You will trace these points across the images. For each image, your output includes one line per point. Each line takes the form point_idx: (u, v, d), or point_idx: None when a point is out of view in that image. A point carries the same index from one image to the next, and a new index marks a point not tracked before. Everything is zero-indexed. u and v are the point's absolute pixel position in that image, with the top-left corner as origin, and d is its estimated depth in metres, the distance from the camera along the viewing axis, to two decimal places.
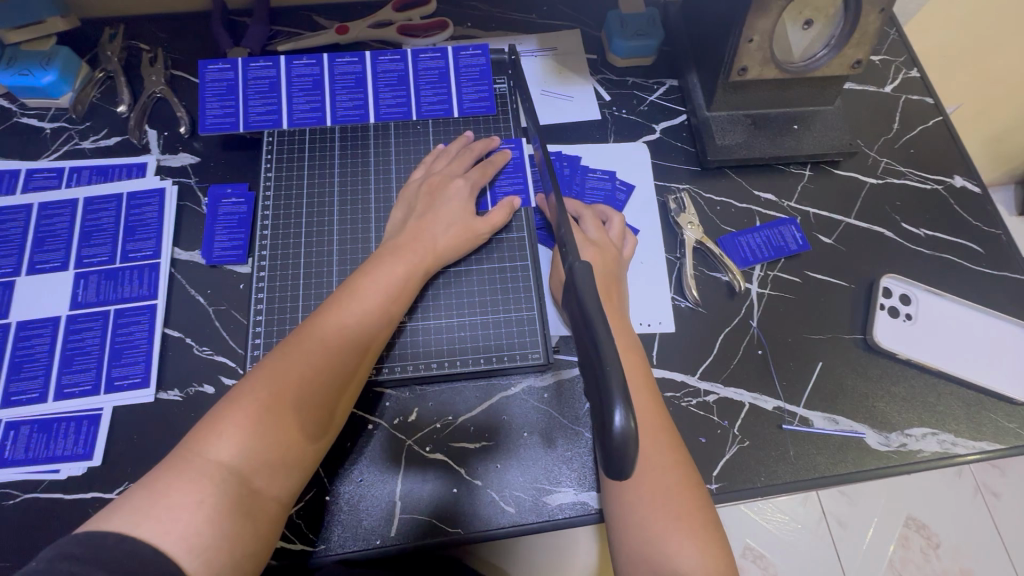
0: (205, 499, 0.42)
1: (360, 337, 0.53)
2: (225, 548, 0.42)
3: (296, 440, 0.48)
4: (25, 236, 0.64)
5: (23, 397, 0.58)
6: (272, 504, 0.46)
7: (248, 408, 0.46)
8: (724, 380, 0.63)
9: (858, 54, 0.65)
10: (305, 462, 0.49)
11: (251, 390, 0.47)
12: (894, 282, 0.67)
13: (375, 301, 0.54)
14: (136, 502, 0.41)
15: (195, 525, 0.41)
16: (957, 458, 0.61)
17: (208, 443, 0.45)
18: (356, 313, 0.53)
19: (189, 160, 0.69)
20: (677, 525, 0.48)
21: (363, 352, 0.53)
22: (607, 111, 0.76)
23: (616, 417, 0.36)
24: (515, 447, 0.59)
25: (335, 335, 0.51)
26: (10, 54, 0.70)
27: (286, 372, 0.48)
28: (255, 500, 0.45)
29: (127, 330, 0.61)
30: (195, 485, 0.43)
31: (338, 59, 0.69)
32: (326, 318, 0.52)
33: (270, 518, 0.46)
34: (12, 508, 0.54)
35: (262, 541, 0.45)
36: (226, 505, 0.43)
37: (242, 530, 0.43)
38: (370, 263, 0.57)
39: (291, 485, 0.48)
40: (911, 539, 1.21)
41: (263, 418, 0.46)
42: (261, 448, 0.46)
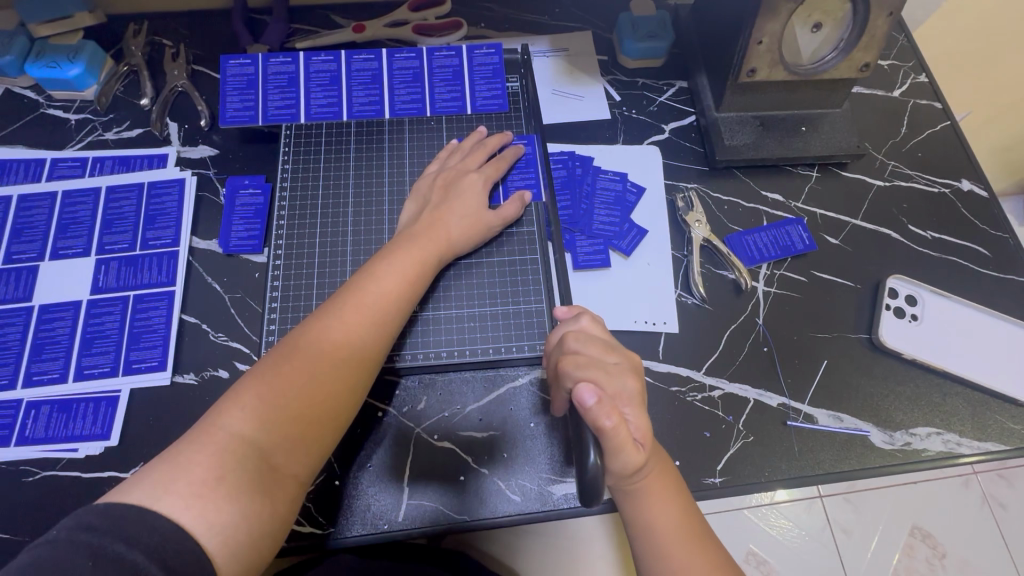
0: (225, 475, 0.44)
1: (373, 322, 0.54)
2: (243, 524, 0.43)
3: (314, 415, 0.49)
4: (49, 223, 0.66)
5: (44, 378, 0.59)
6: (290, 483, 0.48)
7: (266, 385, 0.49)
8: (729, 376, 0.64)
9: (866, 57, 0.66)
10: (323, 442, 0.50)
11: (272, 364, 0.50)
12: (900, 283, 0.68)
13: (391, 284, 0.56)
14: (157, 474, 0.43)
15: (214, 501, 0.43)
16: (960, 458, 0.61)
17: (229, 418, 0.47)
18: (371, 297, 0.55)
19: (208, 153, 0.71)
20: (685, 551, 0.50)
21: (378, 336, 0.54)
22: (617, 111, 0.77)
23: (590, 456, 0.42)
24: (522, 437, 0.60)
25: (352, 316, 0.53)
26: (39, 48, 0.72)
27: (303, 352, 0.51)
28: (273, 476, 0.46)
29: (145, 315, 0.63)
30: (215, 460, 0.44)
31: (356, 56, 0.71)
32: (341, 303, 0.54)
33: (287, 497, 0.47)
34: (31, 485, 0.56)
35: (280, 520, 0.46)
36: (245, 482, 0.44)
37: (259, 507, 0.45)
38: (387, 249, 0.59)
39: (309, 464, 0.49)
40: (917, 548, 1.20)
41: (280, 395, 0.48)
42: (279, 424, 0.47)
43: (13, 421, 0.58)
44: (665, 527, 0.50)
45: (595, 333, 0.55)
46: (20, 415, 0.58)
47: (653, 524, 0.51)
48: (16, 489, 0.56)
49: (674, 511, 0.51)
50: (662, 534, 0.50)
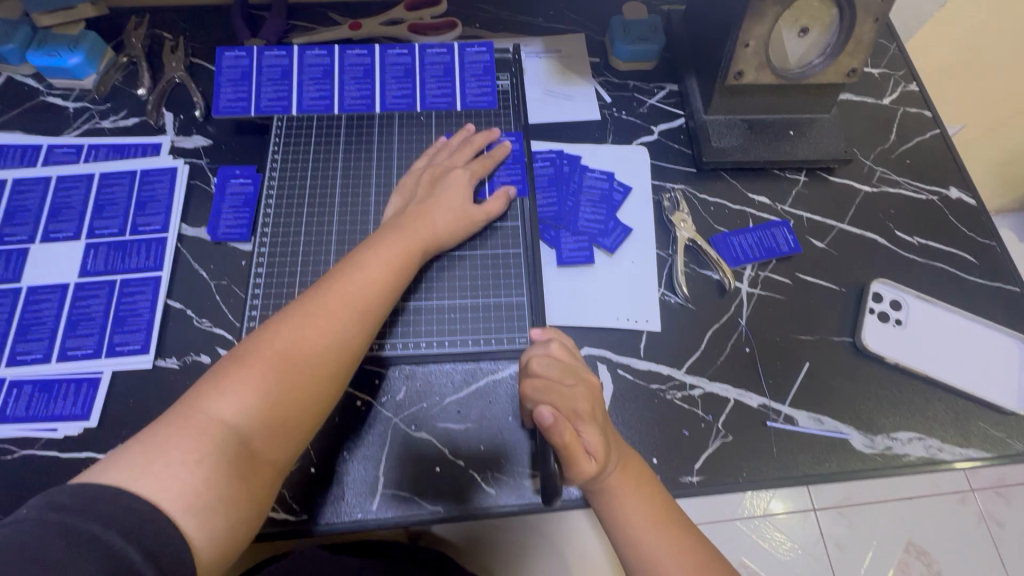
0: (204, 459, 0.44)
1: (356, 311, 0.54)
2: (222, 507, 0.44)
3: (297, 402, 0.49)
4: (42, 207, 0.67)
5: (28, 357, 0.60)
6: (269, 469, 0.48)
7: (247, 369, 0.49)
8: (710, 375, 0.64)
9: (853, 62, 0.67)
10: (301, 430, 0.50)
11: (256, 350, 0.50)
12: (885, 288, 0.68)
13: (377, 275, 0.56)
14: (133, 456, 0.43)
15: (192, 484, 0.43)
16: (942, 464, 0.61)
17: (208, 403, 0.47)
18: (355, 286, 0.55)
19: (201, 143, 0.72)
20: (661, 546, 0.50)
21: (361, 325, 0.54)
22: (607, 112, 0.78)
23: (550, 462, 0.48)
24: (499, 430, 0.60)
25: (337, 305, 0.53)
26: (41, 37, 0.74)
27: (285, 338, 0.51)
28: (252, 462, 0.47)
29: (131, 299, 0.63)
30: (194, 442, 0.45)
31: (349, 51, 0.72)
32: (324, 291, 0.54)
33: (264, 482, 0.47)
34: (9, 463, 0.56)
35: (258, 505, 0.47)
36: (225, 466, 0.45)
37: (238, 492, 0.45)
38: (372, 239, 0.60)
39: (288, 450, 0.49)
40: (912, 565, 1.18)
41: (260, 379, 0.48)
42: (259, 409, 0.48)
43: None
44: (636, 524, 0.51)
45: (557, 356, 0.56)
46: (3, 393, 0.58)
47: (627, 523, 0.51)
48: None
49: (648, 508, 0.52)
50: (636, 531, 0.51)
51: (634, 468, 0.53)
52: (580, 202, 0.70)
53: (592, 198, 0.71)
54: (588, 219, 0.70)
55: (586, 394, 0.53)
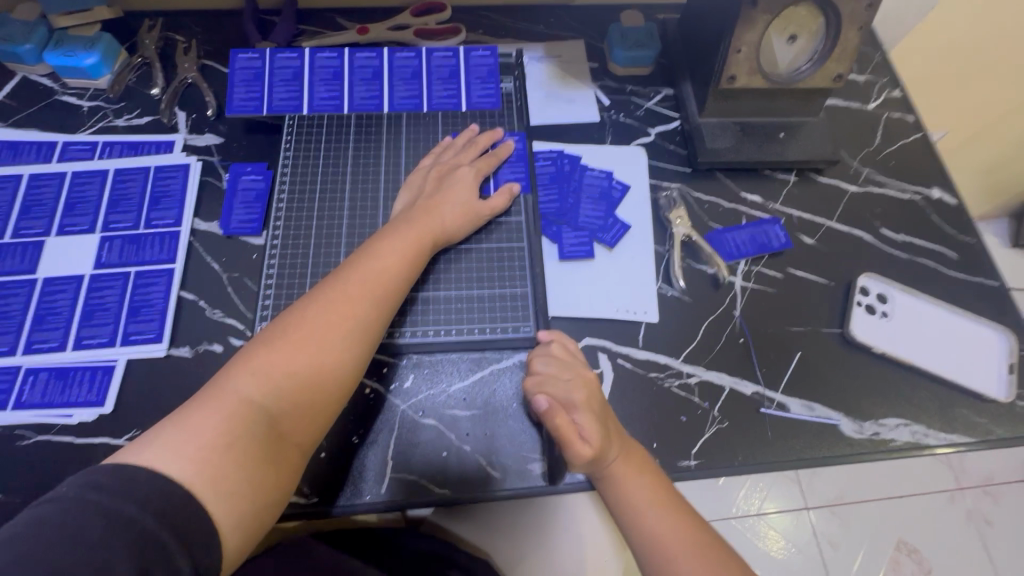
0: (234, 445, 0.46)
1: (372, 297, 0.56)
2: (251, 490, 0.46)
3: (318, 388, 0.51)
4: (57, 201, 0.69)
5: (44, 346, 0.61)
6: (293, 453, 0.51)
7: (270, 354, 0.51)
8: (706, 364, 0.66)
9: (839, 68, 0.71)
10: (323, 413, 0.52)
11: (278, 338, 0.52)
12: (872, 282, 0.71)
13: (391, 265, 0.59)
14: (165, 440, 0.45)
15: (224, 470, 0.45)
16: (927, 449, 0.63)
17: (237, 388, 0.49)
18: (371, 275, 0.57)
19: (213, 141, 0.75)
20: (664, 521, 0.52)
21: (377, 311, 0.56)
22: (606, 114, 0.81)
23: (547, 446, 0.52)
24: (504, 417, 0.62)
25: (353, 293, 0.55)
26: (57, 38, 0.76)
27: (304, 323, 0.53)
28: (279, 445, 0.49)
29: (145, 290, 0.65)
30: (225, 428, 0.47)
31: (358, 53, 0.75)
32: (341, 280, 0.56)
33: (288, 467, 0.50)
34: (24, 448, 0.57)
35: (283, 487, 0.49)
36: (254, 452, 0.47)
37: (266, 476, 0.47)
38: (385, 231, 0.62)
39: (312, 434, 0.52)
40: (903, 562, 1.21)
41: (284, 364, 0.51)
42: (283, 392, 0.50)
43: (11, 386, 0.59)
44: (639, 505, 0.53)
45: (558, 355, 0.60)
46: (19, 381, 0.60)
47: (630, 504, 0.53)
48: (10, 452, 0.57)
49: (648, 487, 0.54)
50: (641, 512, 0.53)
51: (635, 453, 0.56)
52: (580, 200, 0.73)
53: (592, 195, 0.74)
54: (590, 216, 0.72)
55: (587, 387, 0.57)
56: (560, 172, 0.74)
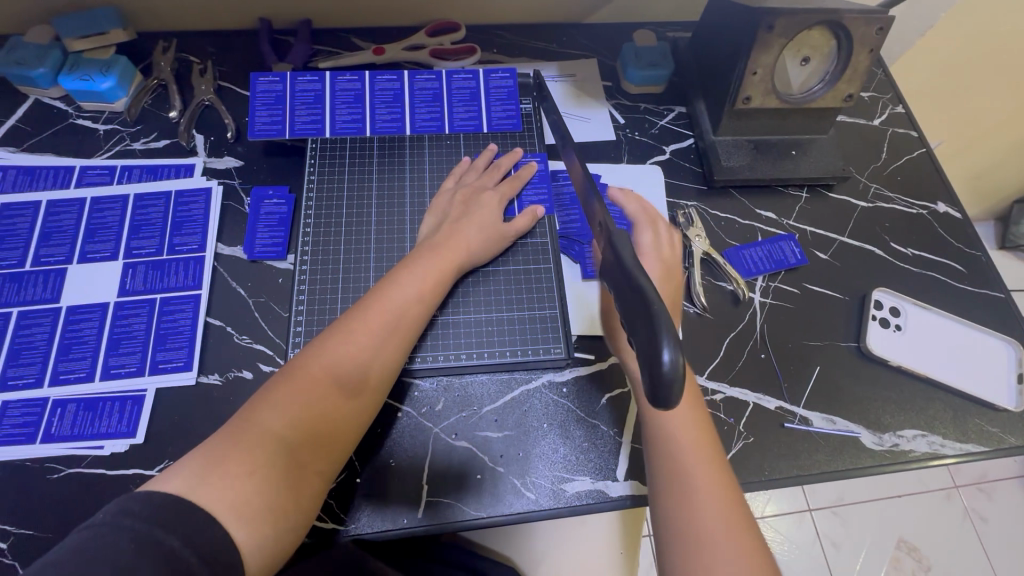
0: (254, 471, 0.46)
1: (395, 327, 0.57)
2: (269, 518, 0.45)
3: (334, 421, 0.52)
4: (77, 228, 0.68)
5: (71, 377, 0.61)
6: (313, 481, 0.50)
7: (297, 383, 0.51)
8: (730, 380, 0.68)
9: (850, 88, 0.73)
10: (344, 440, 0.52)
11: (301, 369, 0.52)
12: (884, 296, 0.74)
13: (412, 295, 0.59)
14: (195, 468, 0.45)
15: (245, 494, 0.45)
16: (945, 458, 0.65)
17: (261, 418, 0.49)
18: (394, 304, 0.58)
19: (233, 164, 0.74)
20: (700, 459, 0.52)
21: (396, 342, 0.57)
22: (622, 133, 0.83)
23: (666, 352, 0.33)
24: (536, 437, 0.63)
25: (372, 324, 0.56)
26: (71, 61, 0.75)
27: (330, 352, 0.53)
28: (298, 474, 0.49)
29: (172, 317, 0.65)
30: (246, 456, 0.46)
31: (379, 76, 0.75)
32: (365, 309, 0.57)
33: (309, 493, 0.49)
34: (55, 481, 0.57)
35: (303, 515, 0.49)
36: (272, 479, 0.46)
37: (285, 502, 0.47)
38: (408, 259, 0.62)
39: (331, 465, 0.51)
40: (903, 560, 1.24)
41: (310, 392, 0.51)
42: (307, 422, 0.50)
43: (39, 418, 0.59)
44: (686, 437, 0.54)
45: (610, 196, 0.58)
46: (47, 413, 0.59)
47: (672, 432, 0.54)
48: (41, 486, 0.57)
49: (695, 424, 0.55)
50: (676, 441, 0.54)
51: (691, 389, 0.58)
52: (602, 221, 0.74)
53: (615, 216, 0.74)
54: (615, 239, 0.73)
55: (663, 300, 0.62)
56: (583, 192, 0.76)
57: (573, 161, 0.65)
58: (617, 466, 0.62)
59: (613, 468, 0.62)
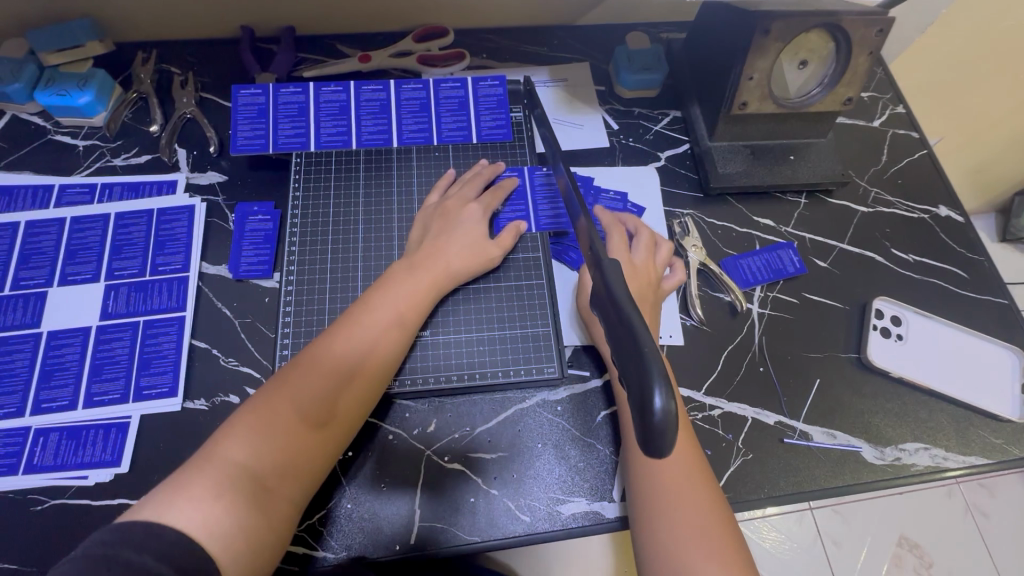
0: (221, 492, 0.46)
1: (364, 347, 0.56)
2: (241, 535, 0.46)
3: (302, 447, 0.51)
4: (57, 249, 0.67)
5: (52, 405, 0.59)
6: (284, 502, 0.50)
7: (266, 407, 0.52)
8: (728, 396, 0.66)
9: (849, 91, 0.70)
10: (313, 460, 0.52)
11: (267, 399, 0.52)
12: (885, 305, 0.72)
13: (383, 315, 0.58)
14: (164, 495, 0.46)
15: (213, 514, 0.45)
16: (948, 472, 0.64)
17: (226, 448, 0.49)
18: (364, 324, 0.57)
19: (217, 179, 0.72)
20: (686, 491, 0.53)
21: (367, 364, 0.56)
22: (615, 139, 0.81)
23: (655, 398, 0.31)
24: (529, 458, 0.61)
25: (341, 350, 0.56)
26: (48, 75, 0.73)
27: (299, 375, 0.54)
28: (267, 497, 0.49)
29: (156, 341, 0.63)
30: (212, 480, 0.47)
31: (364, 86, 0.73)
32: (335, 333, 0.57)
33: (283, 512, 0.49)
34: (38, 514, 0.56)
35: (278, 532, 0.49)
36: (240, 499, 0.47)
37: (257, 520, 0.47)
38: (383, 279, 0.62)
39: (304, 487, 0.51)
40: (904, 558, 1.22)
41: (277, 416, 0.51)
42: (272, 450, 0.50)
43: (21, 448, 0.57)
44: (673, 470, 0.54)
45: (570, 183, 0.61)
46: (29, 443, 0.58)
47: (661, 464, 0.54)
48: (24, 519, 0.55)
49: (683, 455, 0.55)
50: (663, 474, 0.54)
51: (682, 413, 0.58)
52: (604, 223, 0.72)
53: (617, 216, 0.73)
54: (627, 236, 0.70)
55: (648, 295, 0.63)
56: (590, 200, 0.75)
57: (561, 173, 0.64)
58: (613, 486, 0.61)
59: (610, 489, 0.60)
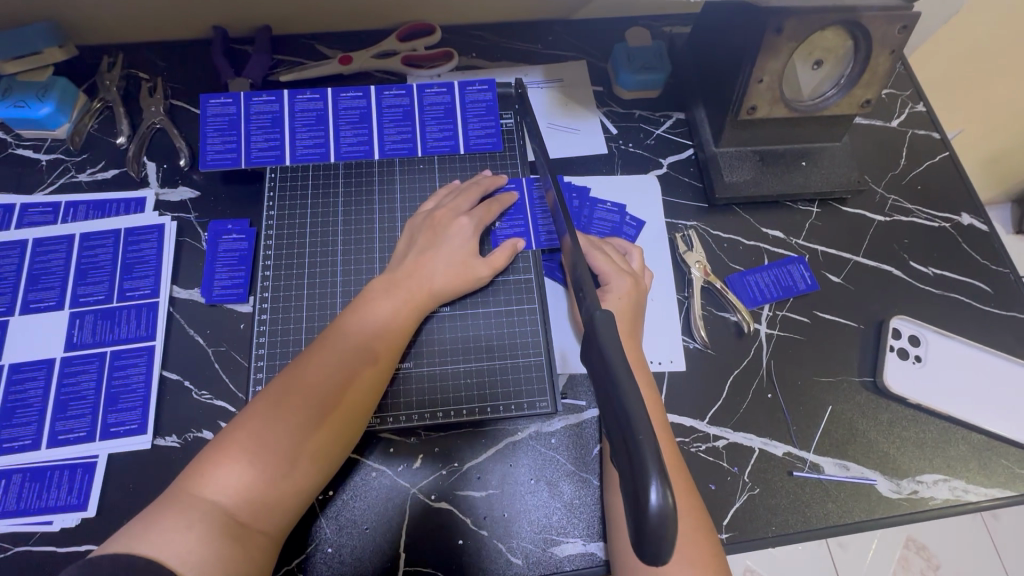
0: (196, 523, 0.43)
1: (344, 370, 0.52)
2: (218, 568, 0.42)
3: (276, 481, 0.47)
4: (19, 275, 0.63)
5: (15, 445, 0.56)
6: (260, 537, 0.46)
7: (234, 445, 0.47)
8: (733, 425, 0.62)
9: (867, 94, 0.65)
10: (291, 496, 0.48)
11: (238, 429, 0.48)
12: (903, 323, 0.67)
13: (365, 335, 0.54)
14: (133, 528, 0.43)
15: (188, 544, 0.42)
16: (968, 506, 0.60)
17: (194, 483, 0.45)
18: (342, 349, 0.53)
19: (188, 195, 0.68)
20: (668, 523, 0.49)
21: (347, 387, 0.51)
22: (614, 144, 0.75)
23: (651, 496, 0.30)
24: (521, 496, 0.58)
25: (319, 372, 0.51)
26: (6, 85, 0.68)
27: (270, 408, 0.49)
28: (243, 531, 0.44)
29: (124, 373, 0.59)
30: (185, 511, 0.43)
31: (342, 93, 0.68)
32: (312, 354, 0.52)
33: (262, 545, 0.45)
34: (2, 562, 0.53)
35: (256, 566, 0.45)
36: (215, 531, 0.43)
37: (234, 553, 0.43)
38: (364, 296, 0.57)
39: (283, 519, 0.47)
40: (912, 561, 1.10)
41: (248, 454, 0.46)
42: (243, 485, 0.45)
43: None
44: None
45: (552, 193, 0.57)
46: None
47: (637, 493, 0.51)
48: None
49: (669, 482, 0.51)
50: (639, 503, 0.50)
51: (678, 464, 0.52)
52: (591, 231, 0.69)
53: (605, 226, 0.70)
54: (610, 243, 0.66)
55: (633, 306, 0.60)
56: (581, 208, 0.70)
57: (550, 186, 0.59)
58: None
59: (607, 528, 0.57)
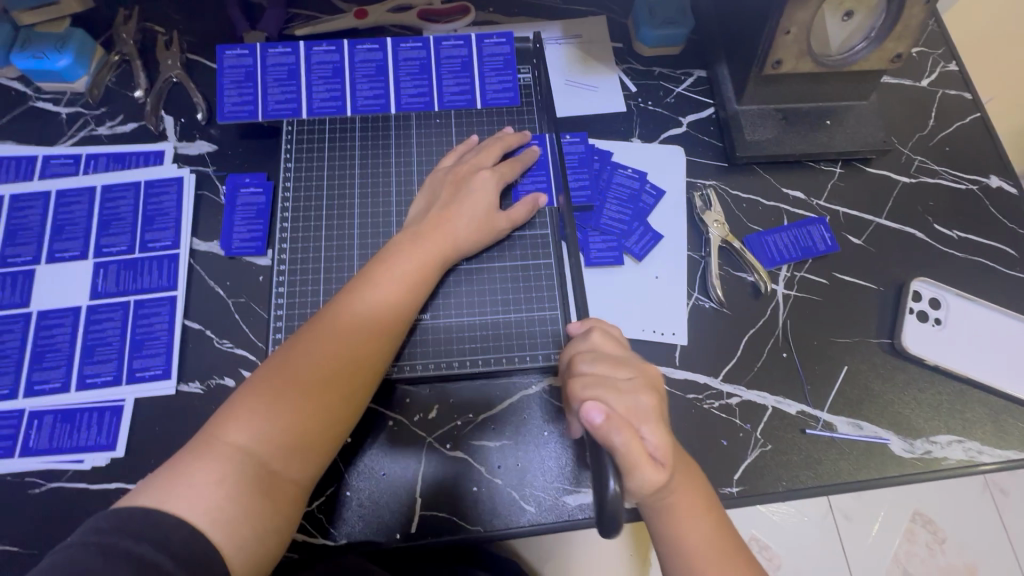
0: (224, 477, 0.44)
1: (369, 320, 0.52)
2: (246, 522, 0.43)
3: (304, 428, 0.48)
4: (43, 225, 0.64)
5: (45, 387, 0.58)
6: (291, 488, 0.47)
7: (263, 392, 0.48)
8: (747, 383, 0.62)
9: (899, 48, 0.62)
10: (320, 446, 0.49)
11: (266, 376, 0.49)
12: (924, 286, 0.66)
13: (389, 288, 0.54)
14: (163, 478, 0.44)
15: (216, 498, 0.43)
16: (981, 467, 0.60)
17: (225, 430, 0.46)
18: (364, 302, 0.53)
19: (206, 148, 0.68)
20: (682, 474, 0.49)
21: (372, 338, 0.52)
22: (632, 103, 0.74)
23: None
24: (535, 445, 0.59)
25: (345, 323, 0.52)
26: (24, 36, 0.68)
27: (296, 357, 0.50)
28: (272, 482, 0.46)
29: (147, 322, 0.61)
30: (212, 466, 0.44)
31: (359, 46, 0.68)
32: (337, 305, 0.53)
33: (290, 495, 0.47)
34: (36, 496, 0.55)
35: (285, 516, 0.46)
36: (244, 484, 0.44)
37: (262, 507, 0.45)
38: (388, 249, 0.57)
39: (312, 469, 0.49)
40: (918, 534, 1.11)
41: (276, 400, 0.48)
42: (272, 430, 0.47)
43: (15, 432, 0.56)
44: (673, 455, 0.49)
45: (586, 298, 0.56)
46: (23, 426, 0.57)
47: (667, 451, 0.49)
48: (21, 500, 0.55)
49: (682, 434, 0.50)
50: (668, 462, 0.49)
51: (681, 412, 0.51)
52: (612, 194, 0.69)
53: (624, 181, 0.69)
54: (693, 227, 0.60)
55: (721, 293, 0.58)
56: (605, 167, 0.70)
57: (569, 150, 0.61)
58: None
59: None
